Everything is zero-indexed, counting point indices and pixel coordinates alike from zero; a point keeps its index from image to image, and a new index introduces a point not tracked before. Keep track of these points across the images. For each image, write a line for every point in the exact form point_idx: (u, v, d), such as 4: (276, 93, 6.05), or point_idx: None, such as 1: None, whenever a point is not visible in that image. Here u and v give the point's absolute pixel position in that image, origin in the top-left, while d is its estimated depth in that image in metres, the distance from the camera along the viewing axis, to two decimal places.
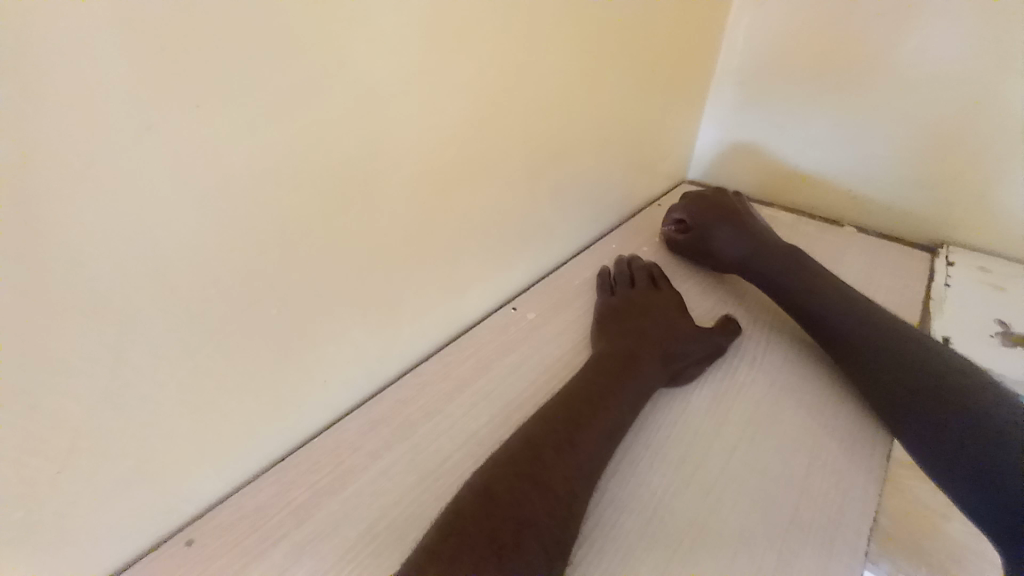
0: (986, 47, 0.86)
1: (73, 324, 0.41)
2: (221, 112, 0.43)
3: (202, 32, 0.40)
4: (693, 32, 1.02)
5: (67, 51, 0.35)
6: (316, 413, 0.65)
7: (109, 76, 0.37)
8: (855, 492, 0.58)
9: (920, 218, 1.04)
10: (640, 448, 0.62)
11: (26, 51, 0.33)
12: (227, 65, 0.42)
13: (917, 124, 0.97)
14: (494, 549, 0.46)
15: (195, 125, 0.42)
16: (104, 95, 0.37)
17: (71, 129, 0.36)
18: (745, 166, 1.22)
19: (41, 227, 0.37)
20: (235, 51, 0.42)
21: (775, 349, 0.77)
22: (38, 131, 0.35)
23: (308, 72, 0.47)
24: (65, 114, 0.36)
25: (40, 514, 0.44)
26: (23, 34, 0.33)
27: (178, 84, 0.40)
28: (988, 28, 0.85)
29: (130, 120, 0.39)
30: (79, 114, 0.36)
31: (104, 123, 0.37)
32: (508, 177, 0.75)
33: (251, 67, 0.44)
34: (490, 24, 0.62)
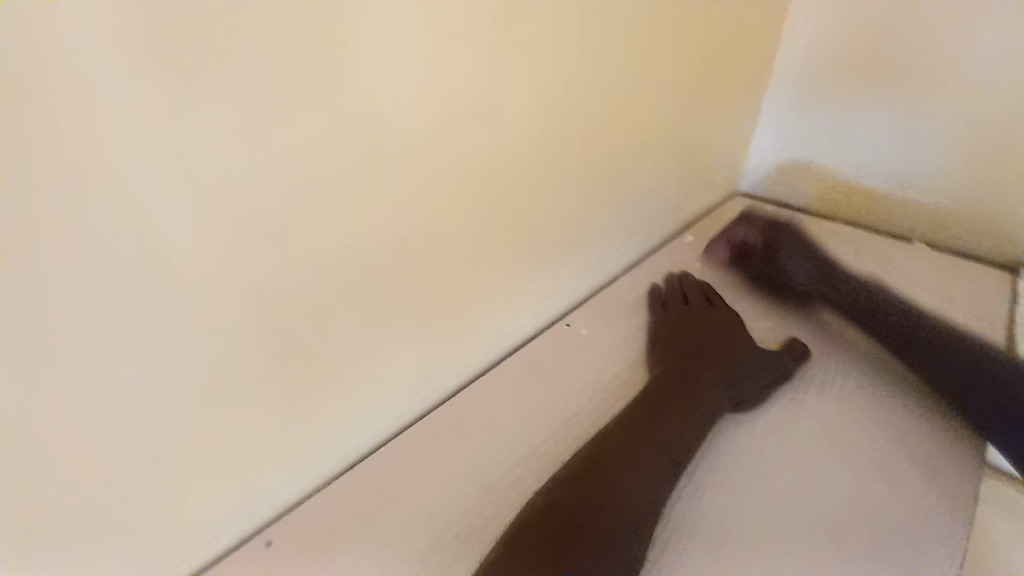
0: None
1: (170, 332, 0.45)
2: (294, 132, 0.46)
3: (275, 60, 0.42)
4: (749, 39, 0.98)
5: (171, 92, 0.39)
6: (385, 422, 0.67)
7: (191, 98, 0.40)
8: (940, 533, 0.56)
9: (999, 233, 0.97)
10: (706, 471, 0.61)
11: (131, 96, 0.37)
12: (300, 84, 0.45)
13: (995, 130, 0.91)
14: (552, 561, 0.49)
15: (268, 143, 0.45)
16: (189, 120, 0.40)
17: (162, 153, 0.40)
18: (804, 179, 1.16)
19: (142, 246, 0.41)
20: (307, 76, 0.45)
21: (850, 369, 0.74)
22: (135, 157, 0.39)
23: (371, 91, 0.49)
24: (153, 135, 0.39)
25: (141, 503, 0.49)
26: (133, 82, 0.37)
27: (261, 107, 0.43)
28: None
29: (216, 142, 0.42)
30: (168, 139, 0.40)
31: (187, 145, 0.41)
32: (566, 192, 0.76)
33: (315, 86, 0.46)
34: (545, 38, 0.62)
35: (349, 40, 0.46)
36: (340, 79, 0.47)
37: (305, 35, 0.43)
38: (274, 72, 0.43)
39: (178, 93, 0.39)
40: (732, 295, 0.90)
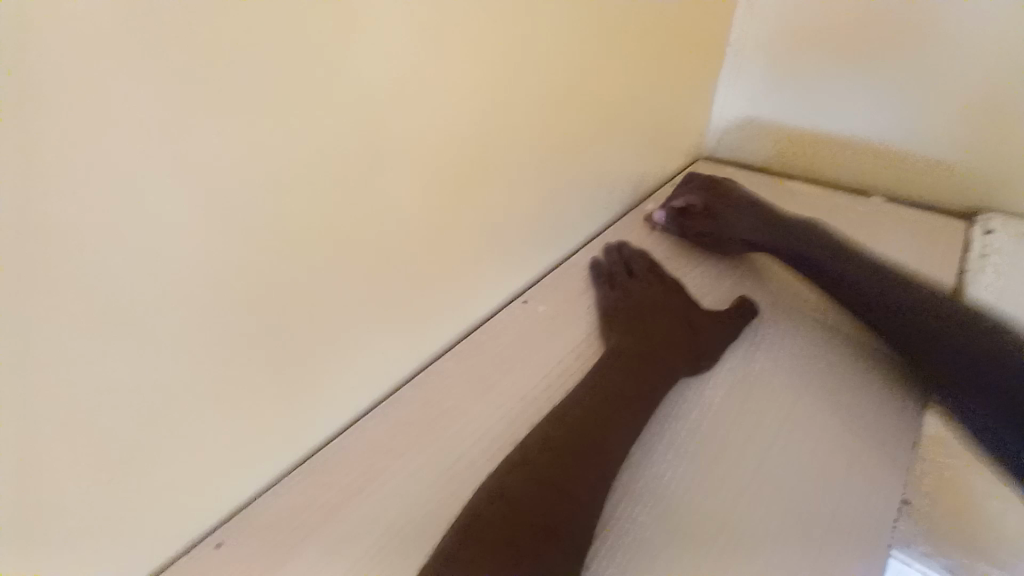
0: None
1: (97, 348, 0.43)
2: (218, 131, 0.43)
3: (187, 54, 0.40)
4: (708, 1, 0.95)
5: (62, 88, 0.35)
6: (339, 416, 0.67)
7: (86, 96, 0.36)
8: (878, 481, 0.58)
9: (957, 185, 0.98)
10: (657, 440, 0.62)
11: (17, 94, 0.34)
12: (217, 79, 0.42)
13: (959, 82, 0.90)
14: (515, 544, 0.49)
15: (182, 139, 0.42)
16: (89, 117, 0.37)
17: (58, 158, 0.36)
18: (764, 139, 1.14)
19: (46, 256, 0.38)
20: (225, 69, 0.42)
21: (795, 329, 0.75)
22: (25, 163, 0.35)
23: (300, 82, 0.47)
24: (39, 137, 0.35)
25: (91, 520, 0.48)
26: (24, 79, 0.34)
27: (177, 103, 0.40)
28: None
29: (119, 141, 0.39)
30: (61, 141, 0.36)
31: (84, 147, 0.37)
32: (520, 172, 0.74)
33: (239, 80, 0.43)
34: (488, 15, 0.60)
35: (263, 21, 0.43)
36: (263, 70, 0.44)
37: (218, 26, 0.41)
38: (186, 64, 0.40)
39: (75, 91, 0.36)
40: (678, 263, 0.89)
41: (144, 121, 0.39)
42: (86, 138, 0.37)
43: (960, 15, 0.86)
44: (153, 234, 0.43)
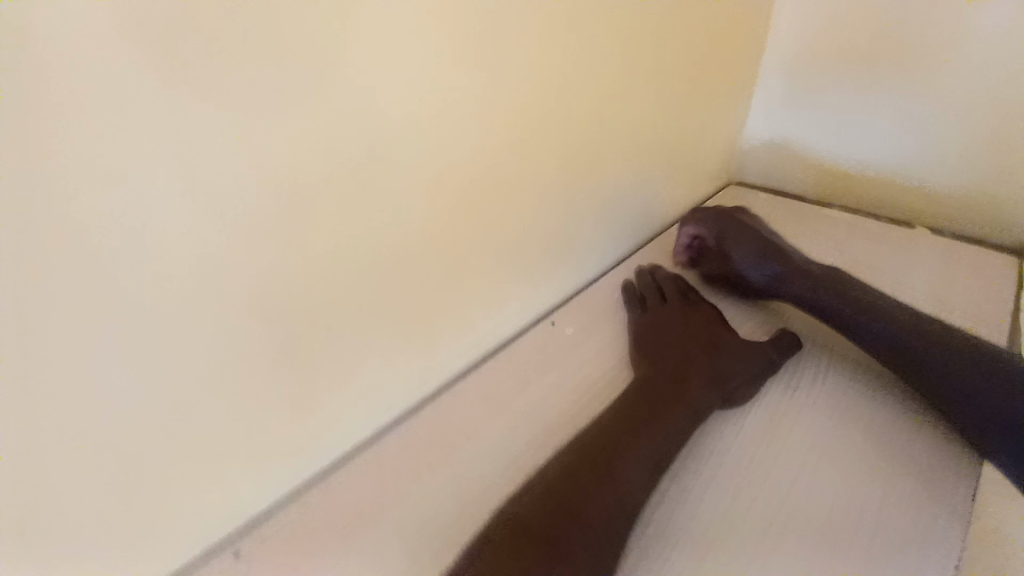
0: None
1: (124, 357, 0.43)
2: (249, 138, 0.43)
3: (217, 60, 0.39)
4: (742, 21, 0.93)
5: (100, 95, 0.36)
6: (357, 430, 0.65)
7: (123, 103, 0.37)
8: (933, 531, 0.54)
9: (1006, 216, 0.93)
10: (691, 474, 0.59)
11: (58, 100, 0.34)
12: (249, 87, 0.41)
13: (1007, 111, 0.86)
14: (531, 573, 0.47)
15: (212, 154, 0.42)
16: (129, 124, 0.37)
17: (100, 171, 0.37)
18: (799, 165, 1.11)
19: (78, 259, 0.38)
20: (254, 76, 0.41)
21: (836, 363, 0.72)
22: (68, 177, 0.36)
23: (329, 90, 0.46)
24: (85, 153, 0.36)
25: (111, 525, 0.48)
26: (66, 87, 0.35)
27: (209, 109, 0.40)
28: None
29: (157, 157, 0.39)
30: (100, 157, 0.37)
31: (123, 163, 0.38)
32: (550, 189, 0.73)
33: (271, 88, 0.43)
34: (519, 29, 0.58)
35: (295, 29, 0.42)
36: (293, 76, 0.43)
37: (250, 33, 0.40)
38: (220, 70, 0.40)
39: (112, 98, 0.36)
40: (711, 289, 0.87)
41: (180, 127, 0.39)
42: (122, 155, 0.38)
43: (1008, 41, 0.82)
44: (182, 238, 0.43)
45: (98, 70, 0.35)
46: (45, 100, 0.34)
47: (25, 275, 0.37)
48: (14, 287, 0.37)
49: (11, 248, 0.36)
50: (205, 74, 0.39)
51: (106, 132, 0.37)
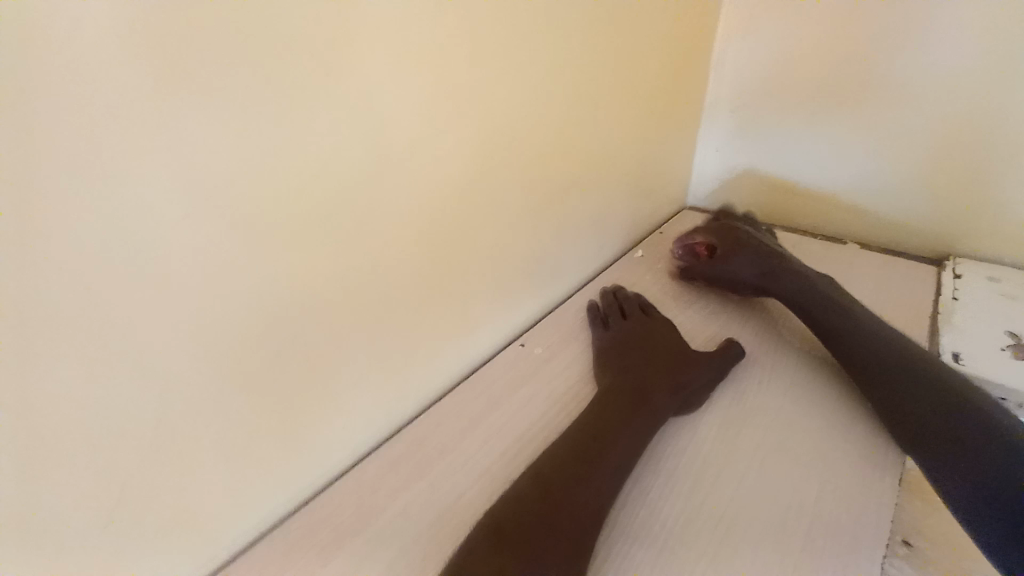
0: (987, 54, 0.86)
1: (118, 387, 0.46)
2: (239, 184, 0.47)
3: (212, 119, 0.44)
4: (683, 65, 1.04)
5: (107, 154, 0.40)
6: (338, 456, 0.68)
7: (130, 161, 0.41)
8: (870, 514, 0.59)
9: (925, 232, 1.04)
10: (650, 478, 0.64)
11: (71, 161, 0.38)
12: (241, 140, 0.46)
13: (921, 137, 0.97)
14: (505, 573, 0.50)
15: (207, 197, 0.46)
16: (133, 180, 0.41)
17: (107, 218, 0.41)
18: (746, 192, 1.22)
19: (83, 303, 0.42)
20: (244, 130, 0.46)
21: (780, 370, 0.79)
22: (75, 222, 0.40)
23: (311, 139, 0.51)
24: (91, 199, 0.40)
25: (100, 559, 0.49)
26: (80, 148, 0.38)
27: (205, 161, 0.45)
28: (988, 33, 0.85)
29: (155, 201, 0.43)
30: (103, 203, 0.41)
31: (125, 208, 0.42)
32: (514, 221, 0.79)
33: (258, 138, 0.47)
34: (480, 80, 0.65)
35: (283, 87, 0.47)
36: (276, 126, 0.48)
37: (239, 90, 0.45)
38: (213, 124, 0.44)
39: (121, 156, 0.40)
40: (670, 307, 0.93)
41: (177, 180, 0.44)
42: (124, 201, 0.41)
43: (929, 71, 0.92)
44: (175, 279, 0.46)
45: (106, 126, 0.39)
46: (62, 162, 0.38)
47: (32, 318, 0.40)
48: (18, 326, 0.39)
49: (22, 292, 0.39)
50: (200, 131, 0.44)
51: (112, 181, 0.40)
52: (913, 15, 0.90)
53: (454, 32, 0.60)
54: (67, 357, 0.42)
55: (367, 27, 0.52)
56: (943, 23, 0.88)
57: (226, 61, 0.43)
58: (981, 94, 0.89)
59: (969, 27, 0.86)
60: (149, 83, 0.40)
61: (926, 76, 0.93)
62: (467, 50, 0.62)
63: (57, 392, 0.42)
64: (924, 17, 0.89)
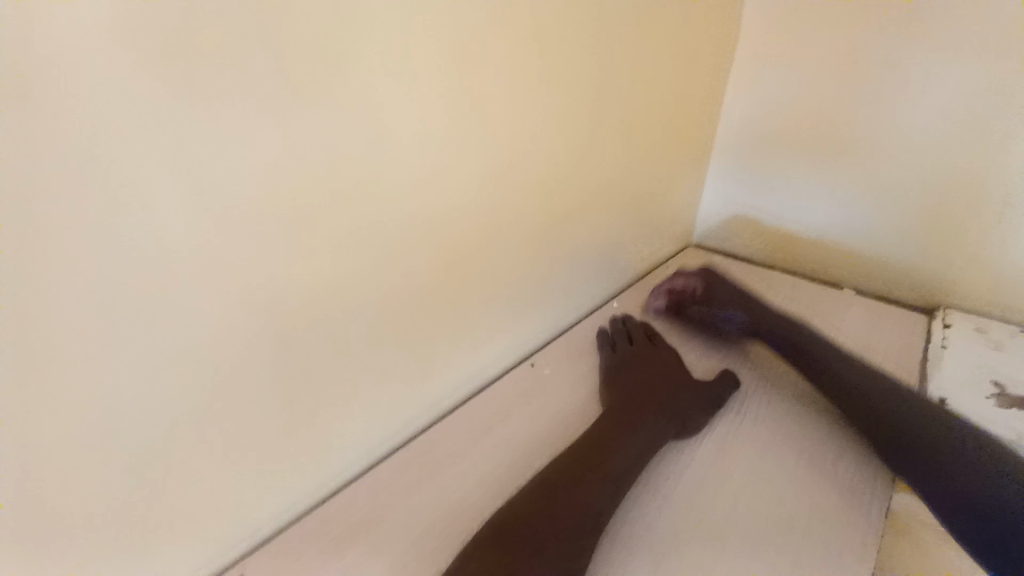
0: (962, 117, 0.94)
1: (163, 367, 0.51)
2: (291, 191, 0.54)
3: (273, 134, 0.51)
4: (690, 111, 1.13)
5: (186, 159, 0.46)
6: (354, 456, 0.73)
7: (205, 168, 0.48)
8: (858, 543, 0.61)
9: (918, 281, 1.09)
10: (648, 495, 0.67)
11: (156, 163, 0.45)
12: (296, 156, 0.53)
13: (909, 190, 1.04)
14: (502, 566, 0.54)
15: (259, 203, 0.52)
16: (205, 183, 0.48)
17: (181, 215, 0.48)
18: (750, 235, 1.28)
19: (149, 287, 0.48)
20: (300, 146, 0.53)
21: (776, 400, 0.82)
22: (155, 217, 0.46)
23: (354, 157, 0.58)
24: (162, 196, 0.46)
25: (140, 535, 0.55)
26: (165, 155, 0.45)
27: (263, 170, 0.52)
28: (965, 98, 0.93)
29: (215, 202, 0.49)
30: (172, 200, 0.47)
31: (191, 205, 0.48)
32: (528, 245, 0.86)
33: (309, 153, 0.54)
34: (502, 115, 0.73)
35: (336, 111, 0.55)
36: (324, 144, 0.55)
37: (297, 112, 0.52)
38: (274, 140, 0.51)
39: (197, 163, 0.47)
40: (675, 336, 0.98)
41: (239, 184, 0.50)
42: (188, 199, 0.48)
43: (910, 129, 1.00)
44: (230, 273, 0.52)
45: (183, 135, 0.46)
46: (151, 164, 0.45)
47: (112, 298, 0.46)
48: (99, 304, 0.45)
49: (105, 274, 0.45)
50: (261, 145, 0.51)
51: (181, 180, 0.47)
52: (896, 79, 0.99)
53: (481, 72, 0.67)
54: (132, 335, 0.48)
55: (410, 67, 0.59)
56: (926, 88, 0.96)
57: (286, 90, 0.50)
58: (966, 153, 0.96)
59: (943, 96, 0.95)
60: (225, 99, 0.47)
61: (908, 136, 1.01)
62: (492, 87, 0.70)
63: (111, 364, 0.47)
64: (904, 82, 0.98)
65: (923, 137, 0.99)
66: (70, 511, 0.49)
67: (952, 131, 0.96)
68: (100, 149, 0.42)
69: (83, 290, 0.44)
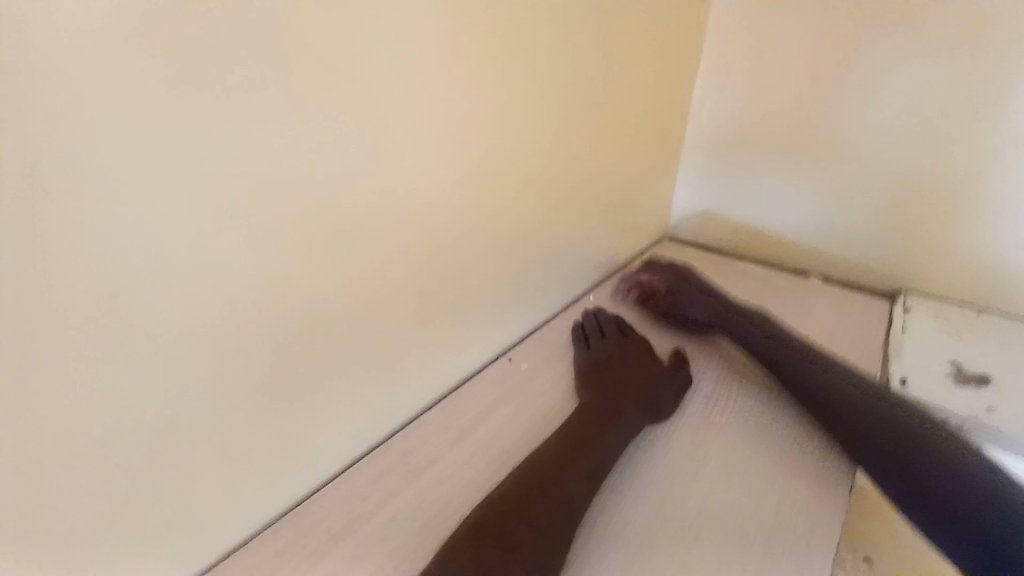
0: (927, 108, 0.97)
1: (126, 385, 0.49)
2: (257, 199, 0.53)
3: (235, 141, 0.50)
4: (662, 106, 1.14)
5: (142, 169, 0.45)
6: (329, 464, 0.72)
7: (163, 178, 0.46)
8: (817, 518, 0.65)
9: (882, 268, 1.12)
10: (623, 489, 0.68)
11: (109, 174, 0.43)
12: (261, 163, 0.52)
13: (872, 180, 1.07)
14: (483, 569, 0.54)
15: (225, 212, 0.51)
16: (163, 193, 0.47)
17: (139, 227, 0.46)
18: (720, 229, 1.30)
19: (108, 302, 0.46)
20: (264, 153, 0.52)
21: (744, 391, 0.84)
22: (112, 230, 0.44)
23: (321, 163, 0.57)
24: (119, 207, 0.44)
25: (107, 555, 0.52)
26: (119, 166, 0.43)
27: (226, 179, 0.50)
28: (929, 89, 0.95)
29: (177, 209, 0.48)
30: (130, 207, 0.45)
31: (149, 216, 0.46)
32: (502, 245, 0.85)
33: (273, 161, 0.53)
34: (473, 116, 0.72)
35: (301, 115, 0.54)
36: (290, 150, 0.54)
37: (261, 118, 0.51)
38: (236, 147, 0.50)
39: (155, 173, 0.46)
40: (648, 329, 0.99)
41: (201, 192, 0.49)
42: (146, 205, 0.46)
43: (874, 121, 1.03)
44: (194, 285, 0.51)
45: (138, 140, 0.44)
46: (105, 176, 0.43)
47: (67, 314, 0.44)
48: (54, 322, 0.43)
49: (60, 291, 0.43)
50: (224, 152, 0.49)
51: (138, 191, 0.45)
52: (862, 73, 1.01)
53: (451, 72, 0.67)
54: (92, 353, 0.46)
55: (377, 69, 0.58)
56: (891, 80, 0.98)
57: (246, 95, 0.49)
58: (927, 143, 0.99)
59: (908, 88, 0.98)
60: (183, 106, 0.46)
61: (874, 127, 1.03)
62: (463, 88, 0.69)
63: (69, 384, 0.46)
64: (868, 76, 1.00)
65: (887, 129, 1.02)
66: (29, 538, 0.47)
67: (914, 121, 0.99)
68: (46, 156, 0.40)
69: (36, 307, 0.42)
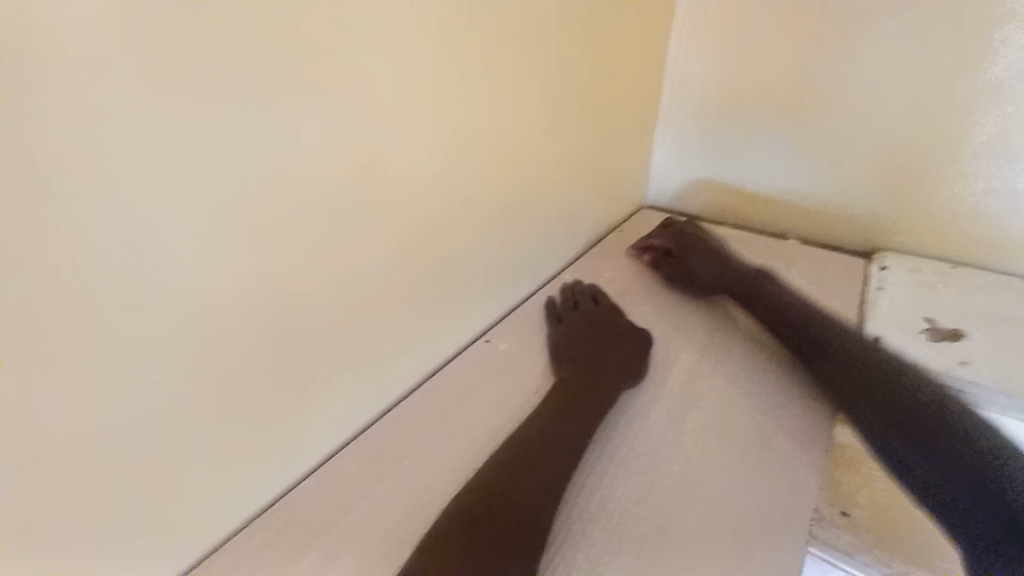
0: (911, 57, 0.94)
1: (82, 386, 0.46)
2: (211, 182, 0.49)
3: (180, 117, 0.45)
4: (639, 68, 1.10)
5: (73, 150, 0.40)
6: (309, 454, 0.70)
7: (99, 161, 0.42)
8: (795, 482, 0.66)
9: (859, 226, 1.13)
10: (605, 462, 0.69)
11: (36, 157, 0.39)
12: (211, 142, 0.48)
13: (850, 135, 1.06)
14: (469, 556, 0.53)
15: (174, 196, 0.47)
16: (102, 178, 0.42)
17: (76, 215, 0.42)
18: (699, 193, 1.29)
19: (50, 299, 0.42)
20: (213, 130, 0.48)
21: (725, 360, 0.84)
22: (45, 220, 0.40)
23: (279, 140, 0.53)
24: (48, 194, 0.40)
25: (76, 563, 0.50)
26: (46, 146, 0.39)
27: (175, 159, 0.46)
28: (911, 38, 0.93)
29: (116, 198, 0.43)
30: (62, 193, 0.41)
31: (87, 203, 0.42)
32: (479, 221, 0.82)
33: (225, 139, 0.49)
34: (442, 84, 0.68)
35: (251, 86, 0.49)
36: (242, 126, 0.49)
37: (206, 90, 0.46)
38: (182, 124, 0.45)
39: (88, 154, 0.41)
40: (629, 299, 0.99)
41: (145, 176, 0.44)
42: (81, 190, 0.41)
43: (858, 74, 1.00)
44: (148, 277, 0.47)
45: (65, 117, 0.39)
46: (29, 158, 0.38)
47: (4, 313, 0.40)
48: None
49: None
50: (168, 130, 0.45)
51: (71, 173, 0.41)
52: (843, 24, 0.98)
53: (416, 36, 0.62)
54: (38, 354, 0.43)
55: (334, 35, 0.54)
56: (874, 30, 0.96)
57: (188, 63, 0.44)
58: (910, 92, 0.97)
59: None
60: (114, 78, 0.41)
61: (859, 79, 1.01)
62: (429, 53, 0.65)
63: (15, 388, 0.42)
64: None
65: (873, 81, 0.99)
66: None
67: None
68: None
69: None
